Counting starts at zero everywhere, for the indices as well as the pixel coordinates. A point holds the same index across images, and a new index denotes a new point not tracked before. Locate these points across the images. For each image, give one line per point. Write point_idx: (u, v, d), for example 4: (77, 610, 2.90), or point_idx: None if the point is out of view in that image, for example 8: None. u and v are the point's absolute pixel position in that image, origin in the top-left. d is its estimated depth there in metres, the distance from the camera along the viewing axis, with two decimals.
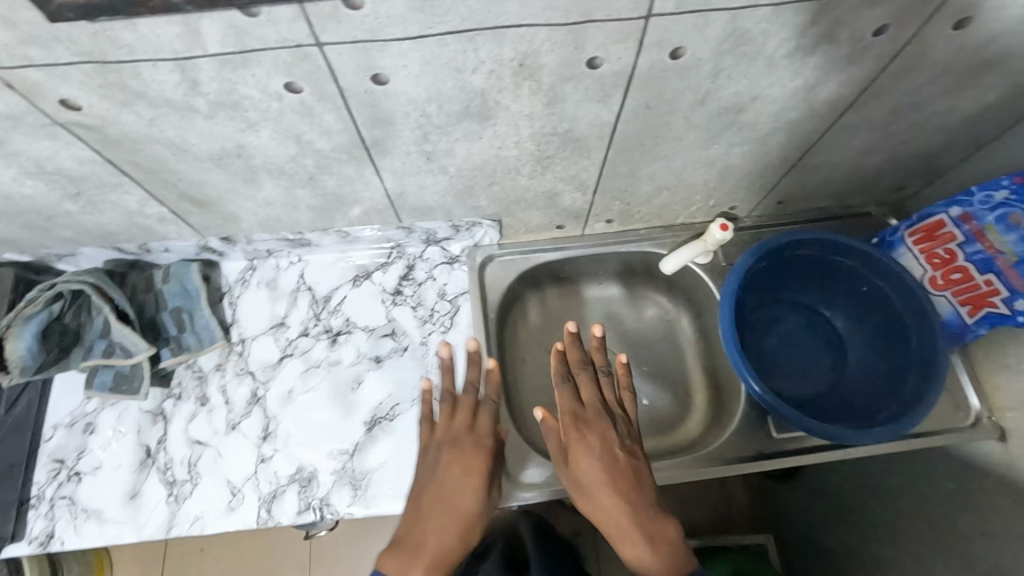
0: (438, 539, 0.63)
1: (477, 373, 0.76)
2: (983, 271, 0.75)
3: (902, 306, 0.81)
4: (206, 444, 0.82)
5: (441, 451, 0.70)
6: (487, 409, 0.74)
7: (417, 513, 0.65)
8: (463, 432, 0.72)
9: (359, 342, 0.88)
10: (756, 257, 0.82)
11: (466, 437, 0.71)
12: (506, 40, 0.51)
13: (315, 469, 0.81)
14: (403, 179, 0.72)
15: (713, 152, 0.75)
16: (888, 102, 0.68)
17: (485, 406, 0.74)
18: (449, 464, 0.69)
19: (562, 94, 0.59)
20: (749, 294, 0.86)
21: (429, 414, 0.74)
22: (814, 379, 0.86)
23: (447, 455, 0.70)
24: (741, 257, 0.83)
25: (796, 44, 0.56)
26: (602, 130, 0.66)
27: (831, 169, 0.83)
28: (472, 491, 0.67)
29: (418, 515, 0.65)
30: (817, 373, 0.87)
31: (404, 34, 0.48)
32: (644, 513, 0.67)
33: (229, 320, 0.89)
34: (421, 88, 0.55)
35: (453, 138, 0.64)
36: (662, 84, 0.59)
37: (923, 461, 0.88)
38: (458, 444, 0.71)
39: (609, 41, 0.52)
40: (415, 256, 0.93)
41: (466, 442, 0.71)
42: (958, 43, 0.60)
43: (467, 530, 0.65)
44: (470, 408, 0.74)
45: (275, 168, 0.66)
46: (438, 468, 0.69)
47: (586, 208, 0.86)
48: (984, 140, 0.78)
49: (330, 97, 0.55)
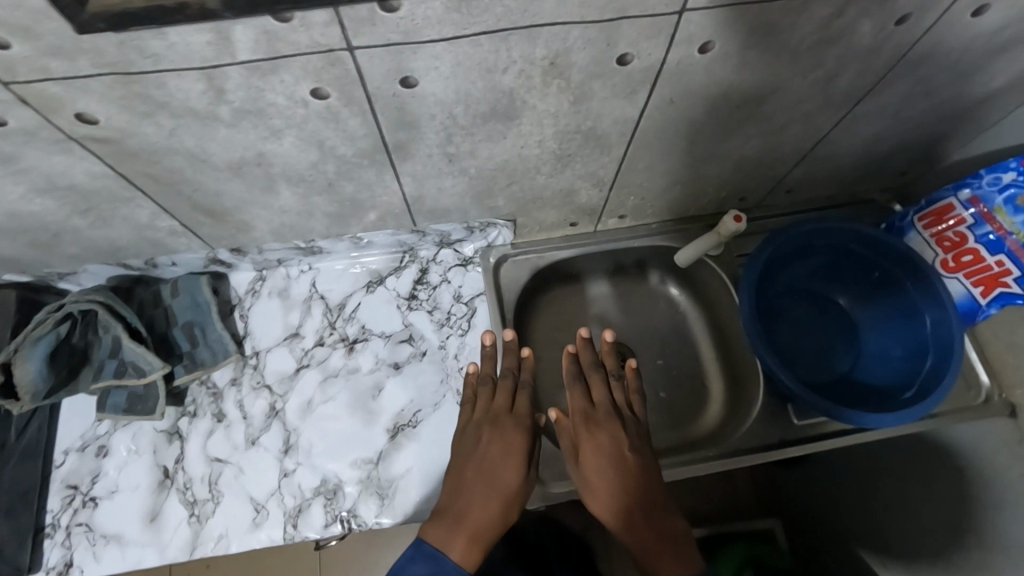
0: (482, 514, 0.64)
1: (515, 361, 0.79)
2: (993, 252, 0.76)
3: (914, 291, 0.83)
4: (226, 461, 0.80)
5: (479, 431, 0.72)
6: (525, 392, 0.76)
7: (458, 486, 0.68)
8: (503, 414, 0.73)
9: (376, 349, 0.87)
10: (774, 247, 0.84)
11: (506, 419, 0.73)
12: (539, 38, 0.50)
13: (339, 480, 0.80)
14: (422, 182, 0.71)
15: (729, 145, 0.75)
16: (903, 89, 0.69)
17: (523, 391, 0.76)
18: (488, 443, 0.70)
19: (588, 92, 0.58)
20: (766, 281, 0.87)
21: (471, 395, 0.77)
22: (830, 365, 0.87)
23: (487, 431, 0.71)
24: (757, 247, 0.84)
25: (822, 35, 0.56)
26: (625, 126, 0.66)
27: (842, 157, 0.84)
28: (512, 468, 0.68)
29: (459, 489, 0.67)
30: (831, 359, 0.88)
31: (438, 36, 0.47)
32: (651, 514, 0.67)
33: (241, 332, 0.86)
34: (450, 89, 0.54)
35: (477, 139, 0.63)
36: (688, 78, 0.59)
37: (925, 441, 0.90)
38: (498, 425, 0.72)
39: (641, 37, 0.52)
40: (428, 259, 0.92)
41: (507, 421, 0.72)
42: (975, 30, 0.60)
43: (506, 506, 0.66)
44: (509, 392, 0.76)
45: (293, 177, 0.65)
46: (479, 447, 0.70)
47: (601, 204, 0.86)
48: (993, 120, 0.80)
49: (356, 101, 0.54)
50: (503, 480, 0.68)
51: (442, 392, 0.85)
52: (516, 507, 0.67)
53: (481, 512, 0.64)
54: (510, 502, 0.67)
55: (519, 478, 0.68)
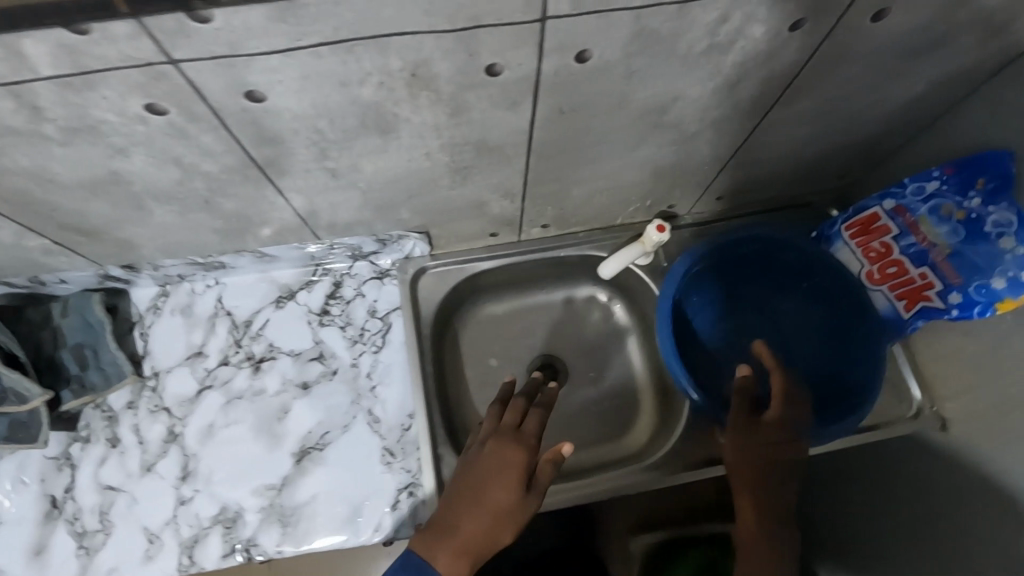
0: (469, 533, 0.58)
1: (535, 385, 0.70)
2: (917, 264, 0.74)
3: (845, 302, 0.80)
4: (119, 489, 0.76)
5: (485, 442, 0.64)
6: (540, 410, 0.66)
7: (451, 496, 0.62)
8: (507, 428, 0.65)
9: (284, 368, 0.83)
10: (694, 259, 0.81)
11: (510, 432, 0.64)
12: (390, 49, 0.46)
13: (240, 507, 0.76)
14: (311, 198, 0.67)
15: (642, 155, 0.71)
16: (818, 94, 0.65)
17: (540, 409, 0.67)
18: (487, 455, 0.62)
19: (465, 104, 0.54)
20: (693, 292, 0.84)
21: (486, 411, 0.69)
22: (762, 379, 0.84)
23: (489, 445, 0.63)
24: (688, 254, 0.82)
25: (711, 42, 0.52)
26: (518, 137, 0.61)
27: (769, 163, 0.81)
28: (504, 485, 0.60)
29: (450, 499, 0.62)
30: (764, 372, 0.84)
31: (268, 47, 0.43)
32: (786, 502, 0.64)
33: (140, 352, 0.82)
34: (306, 103, 0.50)
35: (355, 153, 0.59)
36: (573, 89, 0.55)
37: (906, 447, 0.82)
38: (501, 438, 0.64)
39: (505, 47, 0.47)
40: (342, 272, 0.87)
41: (512, 434, 0.64)
42: (881, 35, 0.56)
43: (499, 525, 0.59)
44: (521, 410, 0.67)
45: (161, 195, 0.60)
46: (476, 457, 0.63)
47: (518, 215, 0.81)
48: (929, 120, 0.76)
49: (201, 117, 0.49)
50: (489, 497, 0.60)
51: (352, 412, 0.82)
52: (515, 527, 0.59)
53: (469, 532, 0.58)
54: (507, 522, 0.59)
55: (511, 496, 0.60)
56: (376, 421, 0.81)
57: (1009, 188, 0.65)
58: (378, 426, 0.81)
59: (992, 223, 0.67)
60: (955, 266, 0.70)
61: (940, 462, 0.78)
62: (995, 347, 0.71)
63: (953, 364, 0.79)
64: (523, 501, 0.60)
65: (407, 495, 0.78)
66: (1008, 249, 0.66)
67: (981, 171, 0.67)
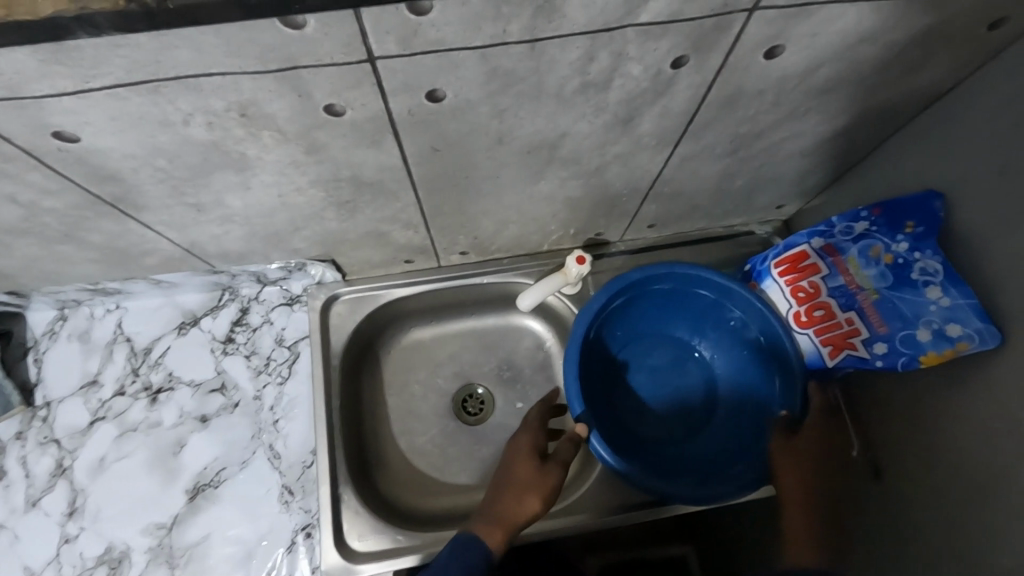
0: (511, 503, 0.64)
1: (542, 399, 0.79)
2: (844, 308, 0.68)
3: (765, 344, 0.76)
4: (2, 525, 0.74)
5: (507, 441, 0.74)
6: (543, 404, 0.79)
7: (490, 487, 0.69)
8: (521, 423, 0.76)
9: (182, 401, 0.79)
10: (611, 296, 0.76)
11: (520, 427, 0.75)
12: (204, 91, 0.41)
13: (127, 547, 0.73)
14: (186, 231, 0.63)
15: (546, 187, 0.66)
16: (727, 129, 0.60)
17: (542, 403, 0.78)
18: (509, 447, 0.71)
19: (317, 142, 0.49)
20: (608, 332, 0.80)
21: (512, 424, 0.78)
22: (679, 420, 0.80)
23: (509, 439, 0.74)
24: (595, 294, 0.77)
25: (583, 79, 0.47)
26: (395, 173, 0.57)
27: (696, 194, 0.75)
28: (530, 460, 0.68)
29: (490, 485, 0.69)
30: (680, 411, 0.81)
31: (56, 90, 0.39)
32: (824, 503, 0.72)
33: (33, 380, 0.79)
34: (130, 143, 0.46)
35: (214, 190, 0.55)
36: (439, 127, 0.50)
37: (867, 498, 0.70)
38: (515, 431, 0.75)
39: (339, 87, 0.43)
40: (250, 298, 0.83)
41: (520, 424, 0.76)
42: (782, 71, 0.51)
43: (524, 492, 0.65)
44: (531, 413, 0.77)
45: (11, 228, 0.57)
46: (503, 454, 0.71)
47: (429, 244, 0.77)
48: (867, 150, 0.70)
49: (15, 157, 0.45)
50: (516, 473, 0.67)
51: (252, 448, 0.78)
52: (546, 494, 0.65)
53: (509, 500, 0.65)
54: (533, 489, 0.65)
55: (534, 468, 0.67)
56: (276, 458, 0.78)
57: (934, 233, 0.60)
58: (278, 463, 0.77)
59: (919, 270, 0.62)
60: (881, 312, 0.65)
61: (917, 505, 0.64)
62: (936, 401, 0.62)
63: (886, 418, 0.69)
64: (547, 472, 0.67)
65: (303, 537, 0.74)
66: (934, 299, 0.61)
67: (908, 214, 0.62)
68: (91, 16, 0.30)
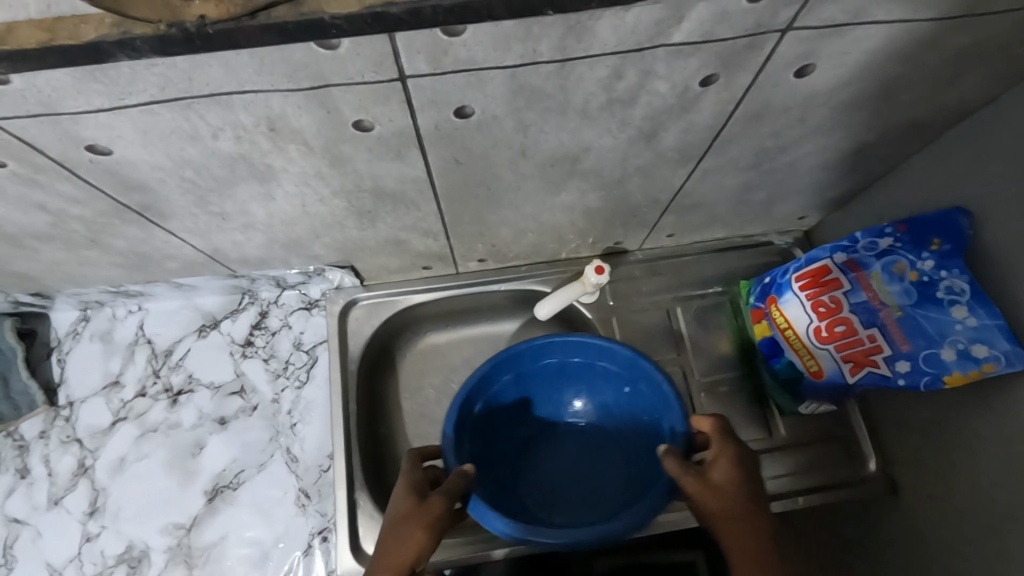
0: (386, 543, 0.54)
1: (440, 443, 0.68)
2: (866, 324, 0.67)
3: (660, 407, 0.68)
4: (25, 522, 0.75)
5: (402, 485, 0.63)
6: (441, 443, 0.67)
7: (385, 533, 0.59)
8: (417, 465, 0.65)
9: (201, 402, 0.80)
10: (495, 367, 0.69)
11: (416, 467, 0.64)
12: (235, 107, 0.41)
13: (147, 546, 0.74)
14: (209, 238, 0.63)
15: (565, 199, 0.66)
16: (751, 144, 0.59)
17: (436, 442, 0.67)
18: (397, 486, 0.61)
19: (342, 155, 0.49)
20: (500, 407, 0.73)
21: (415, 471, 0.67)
22: (587, 503, 0.71)
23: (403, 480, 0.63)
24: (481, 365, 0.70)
25: (609, 96, 0.47)
26: (417, 185, 0.57)
27: (715, 206, 0.74)
28: (405, 494, 0.57)
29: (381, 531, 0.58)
30: (591, 487, 0.72)
31: (91, 106, 0.39)
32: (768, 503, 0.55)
33: (56, 379, 0.80)
34: (160, 156, 0.46)
35: (238, 200, 0.55)
36: (463, 141, 0.50)
37: (881, 510, 0.76)
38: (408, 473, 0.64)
39: (366, 103, 0.43)
40: (269, 301, 0.84)
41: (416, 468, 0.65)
42: (810, 88, 0.50)
43: (401, 526, 0.55)
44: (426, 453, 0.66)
45: (38, 234, 0.58)
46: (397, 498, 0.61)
47: (447, 251, 0.77)
48: (893, 164, 0.69)
49: (48, 168, 0.46)
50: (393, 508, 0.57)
51: (269, 450, 0.79)
52: (424, 530, 0.54)
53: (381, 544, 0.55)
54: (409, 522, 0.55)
55: (408, 504, 0.56)
56: (293, 461, 0.78)
57: (960, 252, 0.61)
58: (294, 466, 0.78)
59: (944, 288, 0.62)
60: (903, 330, 0.64)
61: (925, 517, 0.70)
62: (947, 430, 0.66)
63: (903, 429, 0.74)
64: (424, 504, 0.56)
65: (320, 540, 0.75)
66: (959, 318, 0.61)
67: (935, 231, 0.62)
68: (132, 39, 0.31)
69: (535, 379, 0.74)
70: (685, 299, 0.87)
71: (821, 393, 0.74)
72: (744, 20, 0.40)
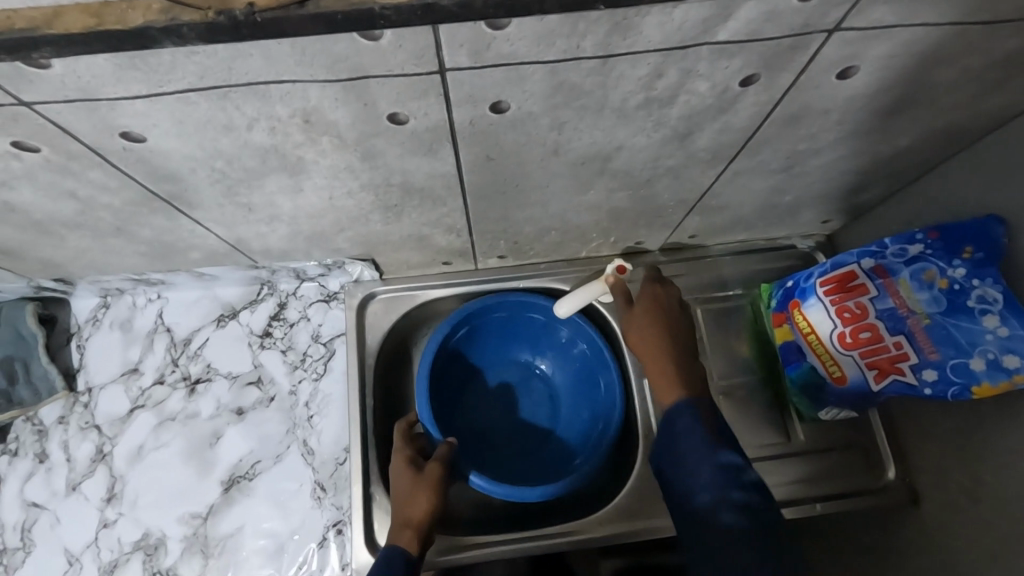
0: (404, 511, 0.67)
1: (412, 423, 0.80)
2: (893, 331, 0.66)
3: (593, 357, 0.83)
4: (43, 507, 0.76)
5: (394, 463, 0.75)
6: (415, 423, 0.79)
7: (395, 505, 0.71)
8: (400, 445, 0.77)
9: (219, 392, 0.80)
10: (453, 326, 0.81)
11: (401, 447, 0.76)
12: (272, 97, 0.41)
13: (163, 534, 0.75)
14: (234, 229, 0.63)
15: (591, 198, 0.65)
16: (782, 147, 0.59)
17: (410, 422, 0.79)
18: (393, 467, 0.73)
19: (374, 149, 0.49)
20: (453, 356, 0.85)
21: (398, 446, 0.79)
22: (524, 434, 0.86)
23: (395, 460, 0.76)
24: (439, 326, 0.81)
25: (647, 95, 0.46)
26: (446, 180, 0.56)
27: (739, 208, 0.74)
28: (405, 472, 0.71)
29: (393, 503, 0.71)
30: (520, 429, 0.86)
31: (129, 93, 0.39)
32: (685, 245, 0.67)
33: (76, 365, 0.80)
34: (193, 146, 0.46)
35: (267, 191, 0.55)
36: (496, 137, 0.49)
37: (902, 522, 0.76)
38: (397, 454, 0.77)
39: (404, 97, 0.42)
40: (288, 293, 0.84)
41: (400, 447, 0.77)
42: (849, 91, 0.50)
43: (413, 497, 0.68)
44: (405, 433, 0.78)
45: (66, 222, 0.58)
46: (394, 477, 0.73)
47: (469, 247, 0.76)
48: (924, 169, 0.68)
49: (81, 155, 0.46)
50: (399, 486, 0.70)
51: (286, 442, 0.79)
52: (431, 494, 0.68)
53: (398, 511, 0.68)
54: (417, 494, 0.68)
55: (410, 478, 0.70)
56: (310, 453, 0.78)
57: (994, 261, 0.60)
58: (311, 458, 0.78)
59: (976, 297, 0.61)
60: (932, 337, 0.63)
61: (945, 529, 0.70)
62: (970, 441, 0.65)
63: (927, 442, 0.73)
64: (424, 475, 0.70)
65: (335, 533, 0.75)
66: (991, 328, 0.60)
67: (969, 239, 0.60)
68: (179, 26, 0.30)
69: (482, 331, 0.85)
70: (705, 300, 0.86)
71: (843, 400, 0.73)
72: (792, 19, 0.39)
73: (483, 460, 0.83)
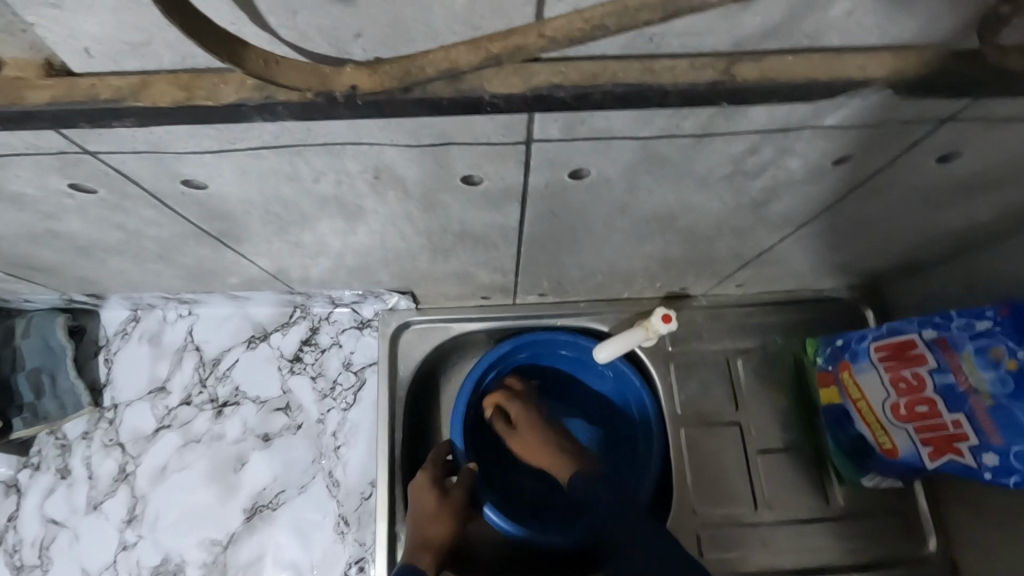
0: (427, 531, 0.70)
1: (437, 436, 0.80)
2: (952, 409, 0.62)
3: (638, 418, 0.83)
4: (63, 524, 0.75)
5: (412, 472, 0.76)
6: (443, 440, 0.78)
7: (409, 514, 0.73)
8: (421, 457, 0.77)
9: (246, 416, 0.78)
10: (515, 346, 0.81)
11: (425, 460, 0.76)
12: (346, 154, 0.39)
13: (182, 561, 0.73)
14: (280, 261, 0.61)
15: (648, 250, 0.62)
16: (857, 216, 0.56)
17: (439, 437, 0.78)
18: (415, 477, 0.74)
19: (439, 202, 0.47)
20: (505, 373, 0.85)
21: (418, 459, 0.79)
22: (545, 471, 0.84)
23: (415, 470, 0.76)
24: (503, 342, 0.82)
25: (733, 169, 0.43)
26: (504, 231, 0.54)
27: (794, 263, 0.71)
28: (430, 490, 0.72)
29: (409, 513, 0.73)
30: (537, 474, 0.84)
31: (199, 148, 0.37)
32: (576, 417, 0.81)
33: (102, 379, 0.79)
34: (252, 192, 0.44)
35: (318, 232, 0.53)
36: (566, 198, 0.47)
37: None
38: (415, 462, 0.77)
39: (482, 161, 0.40)
40: (321, 317, 0.82)
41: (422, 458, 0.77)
42: (944, 173, 0.47)
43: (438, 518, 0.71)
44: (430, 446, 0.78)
45: (107, 248, 0.56)
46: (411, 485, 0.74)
47: (511, 285, 0.74)
48: (989, 241, 0.65)
49: (137, 197, 0.44)
50: (423, 504, 0.71)
51: (311, 472, 0.77)
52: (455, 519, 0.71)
53: (418, 529, 0.70)
54: (442, 517, 0.71)
55: (438, 501, 0.72)
56: (335, 485, 0.76)
57: None
58: (336, 490, 0.76)
59: None
60: (996, 422, 0.59)
61: None
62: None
63: (977, 517, 0.71)
64: (450, 498, 0.72)
65: (356, 571, 0.73)
66: None
67: None
68: (274, 104, 0.29)
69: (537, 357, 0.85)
70: (746, 351, 0.83)
71: (893, 471, 0.72)
72: (906, 111, 0.37)
73: (502, 497, 0.81)
